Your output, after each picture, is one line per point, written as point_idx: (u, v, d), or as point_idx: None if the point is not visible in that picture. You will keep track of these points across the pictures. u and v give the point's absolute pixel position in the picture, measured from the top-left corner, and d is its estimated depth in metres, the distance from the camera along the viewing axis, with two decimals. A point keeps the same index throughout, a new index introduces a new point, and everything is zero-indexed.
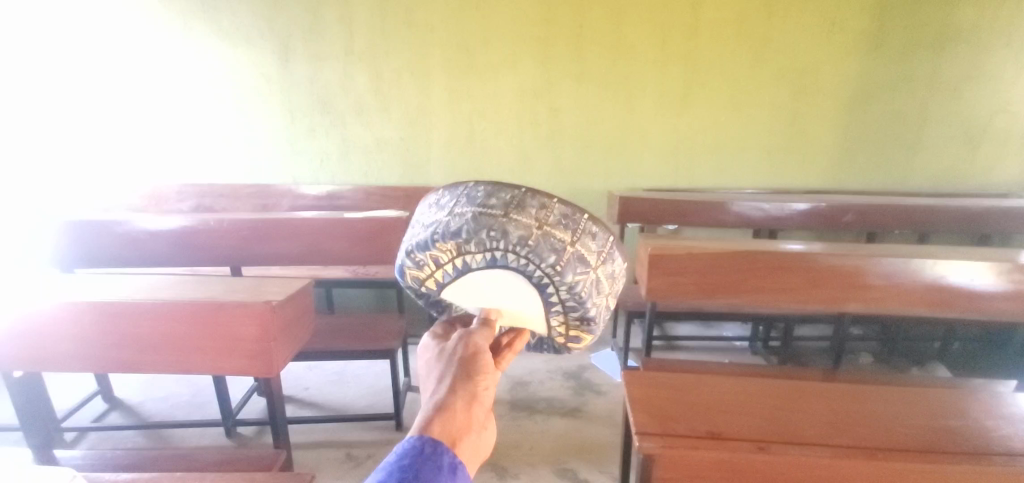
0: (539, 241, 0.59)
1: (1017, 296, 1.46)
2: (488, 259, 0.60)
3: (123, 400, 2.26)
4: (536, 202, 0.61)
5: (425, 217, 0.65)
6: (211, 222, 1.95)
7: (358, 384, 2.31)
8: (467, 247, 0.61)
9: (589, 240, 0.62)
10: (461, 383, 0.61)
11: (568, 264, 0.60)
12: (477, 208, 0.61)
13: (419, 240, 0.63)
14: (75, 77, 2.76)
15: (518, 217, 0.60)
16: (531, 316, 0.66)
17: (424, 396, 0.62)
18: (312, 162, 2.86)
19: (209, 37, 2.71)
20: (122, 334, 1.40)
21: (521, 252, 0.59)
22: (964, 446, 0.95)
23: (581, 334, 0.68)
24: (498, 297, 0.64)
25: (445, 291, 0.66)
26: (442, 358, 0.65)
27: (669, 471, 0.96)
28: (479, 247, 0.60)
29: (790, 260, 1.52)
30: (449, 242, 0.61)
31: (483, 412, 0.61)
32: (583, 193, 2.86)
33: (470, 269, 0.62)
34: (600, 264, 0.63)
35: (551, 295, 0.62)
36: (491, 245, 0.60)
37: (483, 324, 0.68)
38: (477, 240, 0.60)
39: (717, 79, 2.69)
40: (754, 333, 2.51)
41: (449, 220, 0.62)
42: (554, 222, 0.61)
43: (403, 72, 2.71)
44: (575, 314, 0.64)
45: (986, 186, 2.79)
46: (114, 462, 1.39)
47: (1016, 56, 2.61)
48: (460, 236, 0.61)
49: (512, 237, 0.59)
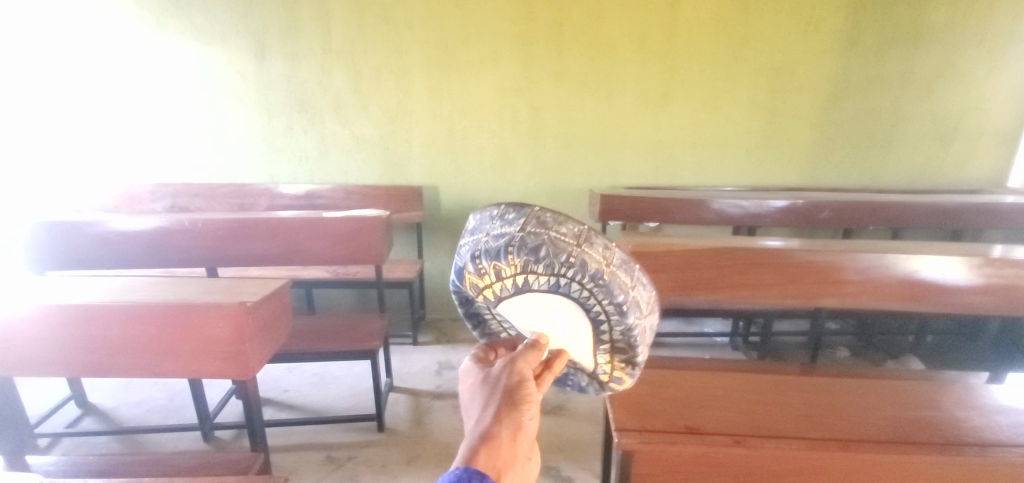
0: (609, 280, 0.57)
1: (985, 289, 1.50)
2: (552, 283, 0.58)
3: (96, 405, 2.20)
4: (604, 240, 0.58)
5: (490, 222, 0.59)
6: (186, 222, 1.90)
7: (340, 385, 2.28)
8: (533, 267, 0.57)
9: (646, 287, 0.62)
10: (506, 413, 0.60)
11: (632, 308, 0.59)
12: (552, 230, 0.57)
13: (487, 248, 0.58)
14: (42, 74, 2.68)
15: (592, 250, 0.57)
16: (581, 346, 0.65)
17: (467, 424, 0.62)
18: (290, 161, 2.82)
19: (181, 34, 2.65)
20: (93, 337, 1.36)
21: (591, 284, 0.57)
22: (935, 437, 0.97)
23: (621, 374, 0.68)
24: (553, 320, 0.63)
25: (502, 304, 0.62)
26: (486, 384, 0.62)
27: (647, 467, 0.95)
28: (548, 270, 0.57)
29: (767, 256, 1.54)
30: (519, 257, 0.57)
31: (528, 441, 0.60)
32: (566, 192, 2.87)
33: (529, 288, 0.58)
34: (651, 312, 0.63)
35: (608, 331, 0.61)
36: (560, 272, 0.57)
37: (531, 345, 0.64)
38: (548, 264, 0.56)
39: (698, 78, 2.71)
40: (735, 329, 2.54)
41: (522, 235, 0.57)
42: (623, 261, 0.59)
43: (382, 69, 2.69)
44: (622, 353, 0.64)
45: (956, 182, 2.87)
46: (85, 467, 1.36)
47: (985, 56, 2.67)
48: (531, 254, 0.56)
49: (585, 268, 0.56)
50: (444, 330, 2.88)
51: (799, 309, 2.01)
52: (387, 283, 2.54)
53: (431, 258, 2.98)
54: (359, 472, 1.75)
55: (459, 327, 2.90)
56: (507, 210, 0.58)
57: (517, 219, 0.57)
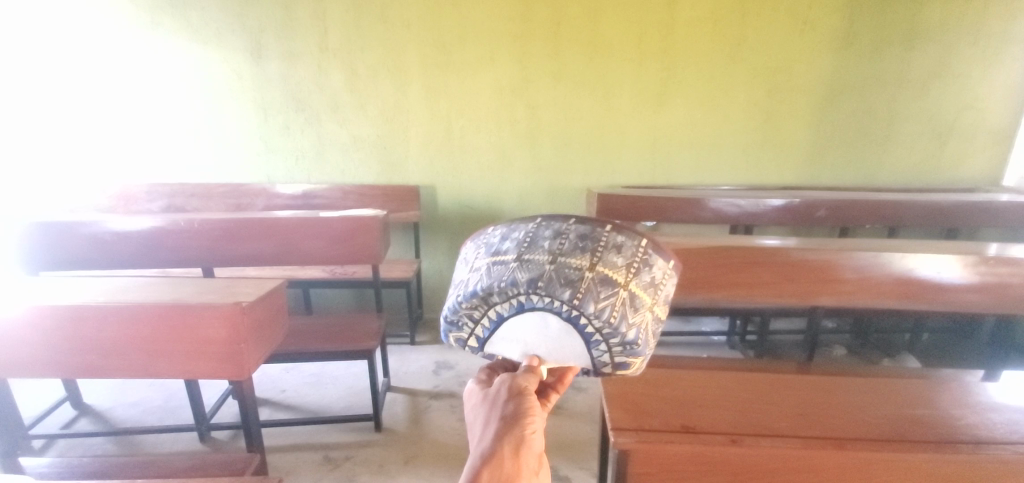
0: (555, 275, 0.62)
1: (981, 288, 1.50)
2: (513, 305, 0.63)
3: (92, 407, 2.19)
4: (548, 237, 0.65)
5: (455, 278, 0.71)
6: (181, 222, 1.89)
7: (337, 385, 2.28)
8: (489, 299, 0.64)
9: (610, 257, 0.64)
10: (507, 429, 0.65)
11: (590, 288, 0.62)
12: (493, 258, 0.66)
13: (452, 302, 0.68)
14: (37, 73, 2.67)
15: (534, 255, 0.64)
16: (570, 358, 0.66)
17: (473, 443, 0.67)
18: (287, 160, 2.82)
19: (176, 33, 2.64)
20: (86, 338, 1.35)
21: (540, 289, 0.62)
22: (929, 434, 0.97)
23: (633, 361, 0.66)
24: (533, 342, 0.65)
25: (488, 348, 0.69)
26: (488, 403, 0.68)
27: (644, 466, 0.95)
28: (502, 296, 0.63)
29: (764, 255, 1.54)
30: (475, 296, 0.65)
31: (531, 455, 0.65)
32: (563, 191, 2.87)
33: (501, 318, 0.65)
34: (628, 279, 0.64)
35: (583, 327, 0.62)
36: (512, 291, 0.63)
37: (525, 368, 0.68)
38: (497, 289, 0.63)
39: (695, 77, 2.71)
40: (732, 327, 2.55)
41: (473, 276, 0.66)
42: (569, 250, 0.64)
43: (379, 68, 2.68)
44: (615, 341, 0.63)
45: (953, 181, 2.87)
46: (79, 469, 1.35)
47: (982, 54, 2.67)
48: (483, 289, 0.64)
49: (529, 276, 0.62)
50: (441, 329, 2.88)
51: (796, 307, 2.02)
52: (385, 283, 2.53)
53: (429, 258, 2.98)
54: (357, 472, 1.75)
55: None
56: (466, 257, 0.71)
57: (469, 265, 0.69)
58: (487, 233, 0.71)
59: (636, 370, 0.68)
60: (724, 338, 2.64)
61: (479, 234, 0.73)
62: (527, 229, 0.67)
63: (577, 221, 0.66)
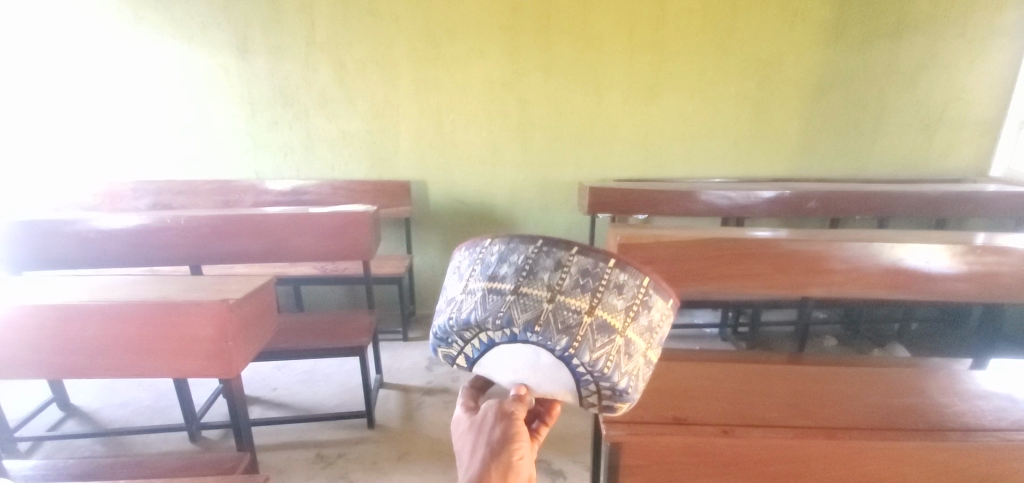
0: (553, 314, 0.60)
1: (969, 277, 1.51)
2: (506, 335, 0.62)
3: (79, 407, 2.16)
4: (548, 269, 0.62)
5: (449, 292, 0.69)
6: (168, 220, 1.86)
7: (329, 382, 2.26)
8: (482, 326, 0.63)
9: (611, 299, 0.62)
10: (494, 456, 0.65)
11: (588, 332, 0.60)
12: (489, 282, 0.64)
13: (444, 320, 0.66)
14: (19, 71, 2.62)
15: (532, 289, 0.61)
16: (559, 389, 0.65)
17: (463, 466, 0.68)
18: (276, 156, 2.78)
19: (161, 28, 2.60)
20: (71, 337, 1.33)
21: (536, 331, 0.60)
22: (919, 423, 0.98)
23: (620, 403, 0.66)
24: (524, 371, 0.64)
25: (477, 368, 0.69)
26: (476, 428, 0.69)
27: (635, 458, 0.95)
28: (496, 326, 0.62)
29: (755, 247, 1.54)
30: (468, 322, 0.63)
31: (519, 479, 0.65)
32: (555, 185, 2.86)
33: (493, 344, 0.63)
34: (626, 323, 0.62)
35: (575, 372, 0.61)
36: (507, 324, 0.61)
37: (513, 395, 0.68)
38: (490, 322, 0.62)
39: (685, 70, 2.71)
40: (723, 319, 2.56)
41: (467, 298, 0.65)
42: (569, 288, 0.61)
43: (368, 62, 2.65)
44: (606, 386, 0.63)
45: (941, 172, 2.90)
46: (66, 471, 1.33)
47: (970, 45, 2.69)
48: (477, 316, 0.63)
49: (525, 311, 0.61)
50: None
51: (787, 299, 2.02)
52: (376, 279, 2.52)
53: (421, 254, 2.96)
54: (350, 469, 1.74)
55: None
56: (462, 271, 0.68)
57: (464, 282, 0.67)
58: (483, 245, 0.68)
59: (621, 408, 0.69)
60: (717, 331, 2.65)
61: (476, 242, 0.70)
62: (527, 253, 0.64)
63: (580, 251, 0.63)
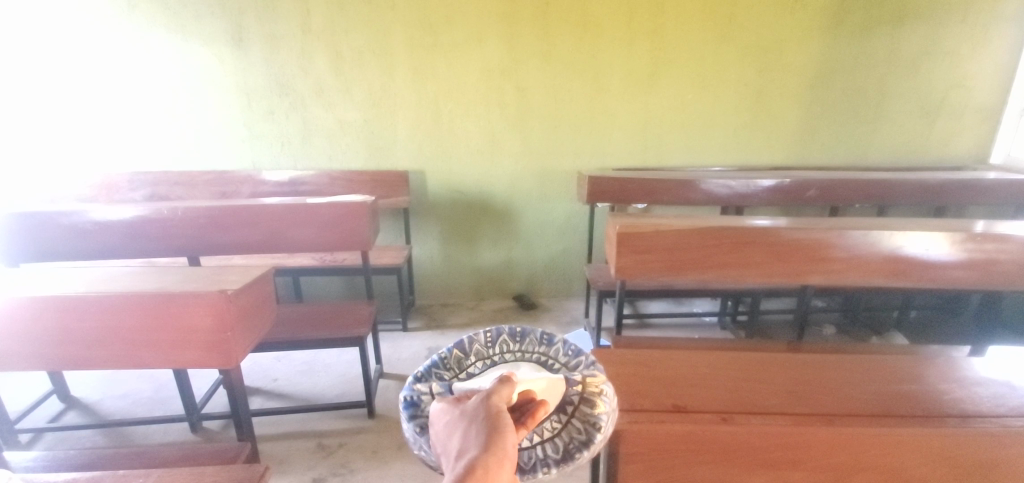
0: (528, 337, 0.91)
1: (970, 265, 1.51)
2: (486, 364, 0.87)
3: (80, 399, 2.16)
4: None
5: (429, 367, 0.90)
6: (165, 211, 1.85)
7: (329, 373, 2.27)
8: (466, 358, 0.87)
9: None
10: (490, 441, 0.62)
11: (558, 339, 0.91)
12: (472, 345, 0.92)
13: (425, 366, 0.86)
14: (12, 62, 2.58)
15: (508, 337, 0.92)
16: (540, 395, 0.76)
17: (450, 460, 0.63)
18: (272, 146, 2.76)
19: (156, 16, 2.56)
20: (69, 328, 1.32)
21: (514, 345, 0.88)
22: (918, 409, 0.99)
23: (597, 391, 0.78)
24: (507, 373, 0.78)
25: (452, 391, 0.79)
26: (465, 420, 0.66)
27: (635, 446, 0.95)
28: (478, 357, 0.87)
29: (755, 235, 1.54)
30: (455, 357, 0.87)
31: (514, 469, 0.61)
32: (553, 174, 2.85)
33: (473, 374, 0.85)
34: None
35: (550, 368, 0.85)
36: (487, 354, 0.88)
37: (498, 382, 0.69)
38: (474, 352, 0.88)
39: (684, 58, 2.69)
40: (722, 308, 2.57)
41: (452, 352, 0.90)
42: None
43: (364, 51, 2.62)
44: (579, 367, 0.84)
45: (941, 159, 2.89)
46: (69, 462, 1.33)
47: (971, 31, 2.66)
48: (463, 351, 0.88)
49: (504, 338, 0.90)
50: (434, 315, 2.87)
51: (787, 287, 2.02)
52: (375, 269, 2.51)
53: (419, 244, 2.95)
54: (351, 459, 1.75)
55: (449, 312, 2.89)
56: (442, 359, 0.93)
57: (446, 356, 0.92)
58: None
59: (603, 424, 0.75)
60: (715, 319, 2.65)
61: None
62: None
63: None
